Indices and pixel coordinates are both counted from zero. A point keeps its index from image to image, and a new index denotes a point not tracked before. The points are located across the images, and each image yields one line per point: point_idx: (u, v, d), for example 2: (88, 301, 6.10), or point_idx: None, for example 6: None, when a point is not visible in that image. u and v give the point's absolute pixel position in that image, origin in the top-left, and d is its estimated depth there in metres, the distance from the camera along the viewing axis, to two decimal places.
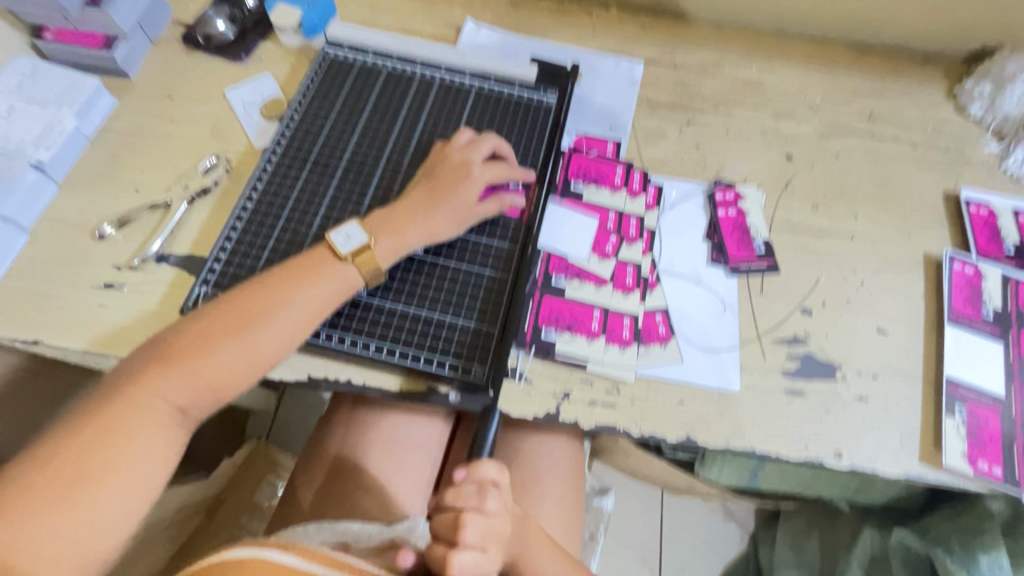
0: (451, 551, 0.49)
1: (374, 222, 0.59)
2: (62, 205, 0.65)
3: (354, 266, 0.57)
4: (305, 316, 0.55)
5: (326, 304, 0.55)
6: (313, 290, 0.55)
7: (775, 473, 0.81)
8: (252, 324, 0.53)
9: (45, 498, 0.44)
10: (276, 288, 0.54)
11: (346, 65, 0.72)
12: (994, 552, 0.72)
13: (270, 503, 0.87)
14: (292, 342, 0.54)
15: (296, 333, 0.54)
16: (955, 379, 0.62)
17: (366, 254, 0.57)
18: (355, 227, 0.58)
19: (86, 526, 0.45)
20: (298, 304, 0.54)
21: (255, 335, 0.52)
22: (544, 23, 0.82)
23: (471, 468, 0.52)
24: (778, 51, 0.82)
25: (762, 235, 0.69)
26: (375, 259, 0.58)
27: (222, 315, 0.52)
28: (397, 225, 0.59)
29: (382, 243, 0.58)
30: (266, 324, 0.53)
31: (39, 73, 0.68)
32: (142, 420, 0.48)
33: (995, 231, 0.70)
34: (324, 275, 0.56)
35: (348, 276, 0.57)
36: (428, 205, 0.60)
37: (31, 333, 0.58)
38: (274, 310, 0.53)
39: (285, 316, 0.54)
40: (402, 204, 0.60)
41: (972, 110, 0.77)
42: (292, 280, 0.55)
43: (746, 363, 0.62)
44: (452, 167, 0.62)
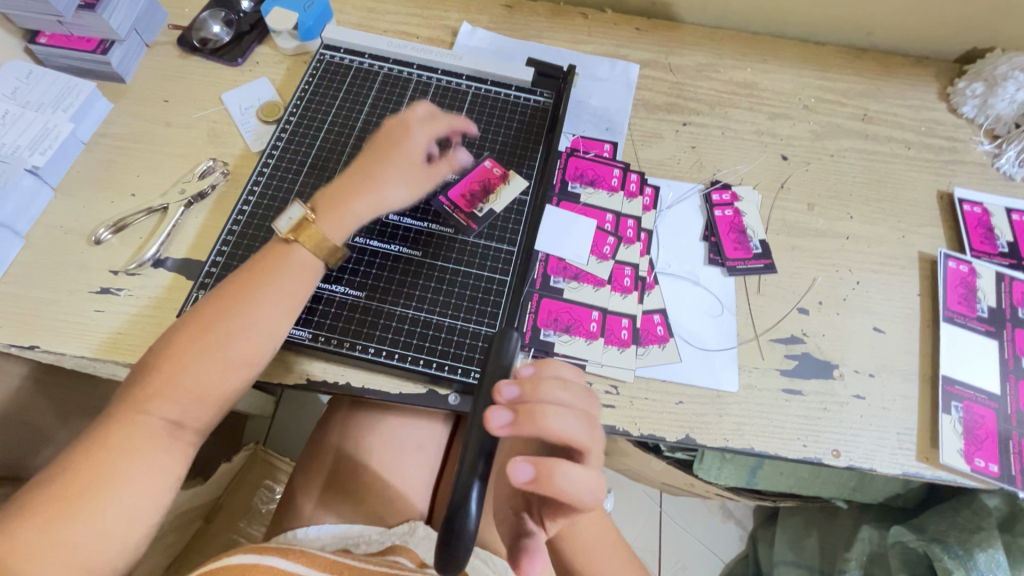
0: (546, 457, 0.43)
1: (318, 201, 0.60)
2: (58, 210, 0.65)
3: (298, 244, 0.57)
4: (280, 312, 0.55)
5: (295, 297, 0.56)
6: (283, 287, 0.55)
7: (774, 471, 0.81)
8: (223, 331, 0.53)
9: (50, 513, 0.45)
10: (245, 295, 0.54)
11: (343, 69, 0.72)
12: (991, 549, 0.70)
13: (269, 507, 0.91)
14: (271, 339, 0.54)
15: (269, 331, 0.54)
16: (951, 377, 0.62)
17: (307, 231, 0.57)
18: (296, 207, 0.59)
19: (89, 538, 0.46)
20: (271, 301, 0.54)
21: (228, 342, 0.53)
22: (540, 26, 0.82)
23: (540, 367, 0.49)
24: (772, 53, 0.83)
25: (758, 235, 0.69)
26: (318, 233, 0.58)
27: (191, 328, 0.53)
28: (338, 199, 0.59)
29: (323, 217, 0.59)
30: (240, 329, 0.53)
31: (35, 78, 0.67)
32: (135, 436, 0.49)
33: (989, 229, 0.71)
34: (284, 265, 0.56)
35: (296, 254, 0.57)
36: (368, 176, 0.60)
37: (27, 338, 0.58)
38: (245, 318, 0.53)
39: (256, 316, 0.54)
40: (345, 178, 0.61)
41: (965, 110, 0.78)
42: (255, 280, 0.55)
43: (744, 363, 0.63)
44: (395, 136, 0.62)
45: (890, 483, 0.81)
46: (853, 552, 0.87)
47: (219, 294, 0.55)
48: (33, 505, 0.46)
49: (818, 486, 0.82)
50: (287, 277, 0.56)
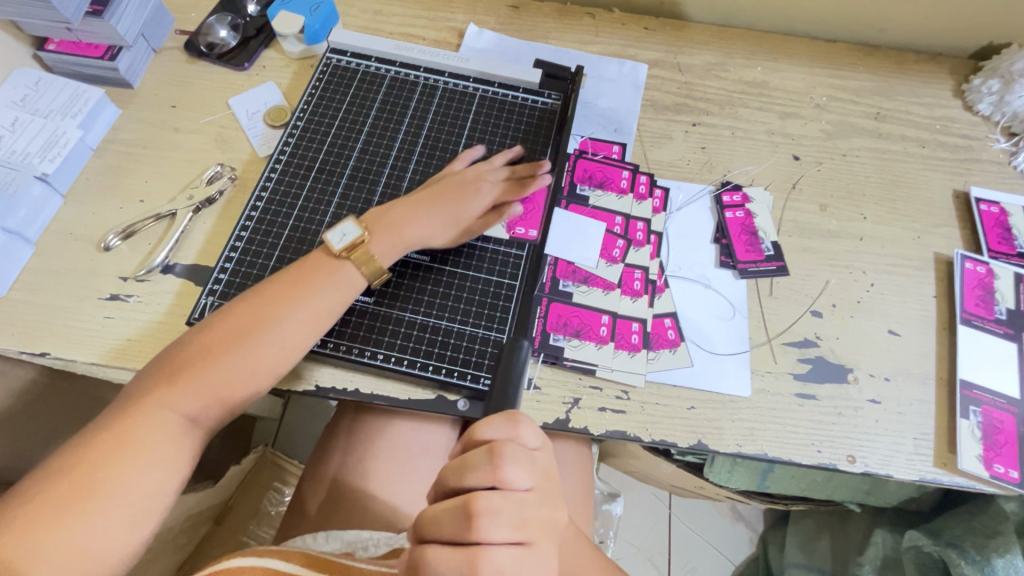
0: (473, 549, 0.39)
1: (371, 219, 0.59)
2: (67, 217, 0.65)
3: (350, 261, 0.57)
4: (311, 320, 0.54)
5: (328, 314, 0.55)
6: (318, 296, 0.55)
7: (785, 475, 0.80)
8: (252, 335, 0.52)
9: (52, 515, 0.44)
10: (278, 299, 0.54)
11: (350, 72, 0.72)
12: (1009, 554, 0.69)
13: (277, 509, 0.91)
14: (296, 347, 0.54)
15: (298, 341, 0.54)
16: (968, 381, 0.61)
17: (361, 250, 0.57)
18: (351, 225, 0.58)
19: (91, 540, 0.45)
20: (302, 309, 0.54)
21: (255, 346, 0.52)
22: (547, 26, 0.81)
23: (469, 434, 0.43)
24: (782, 51, 0.81)
25: (769, 236, 0.68)
26: (371, 254, 0.57)
27: (223, 327, 0.53)
28: (398, 225, 0.59)
29: (379, 239, 0.58)
30: (267, 330, 0.53)
31: (43, 85, 0.67)
32: (153, 432, 0.49)
33: (1006, 230, 0.69)
34: (327, 281, 0.56)
35: (345, 271, 0.56)
36: (427, 206, 0.60)
37: (38, 346, 0.58)
38: (273, 319, 0.53)
39: (290, 323, 0.54)
40: (404, 203, 0.61)
41: (980, 108, 0.77)
42: (293, 288, 0.55)
43: (756, 367, 0.62)
44: (465, 178, 0.62)
45: (904, 487, 0.79)
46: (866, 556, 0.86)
47: (250, 293, 0.55)
48: (46, 495, 0.45)
49: (831, 489, 0.81)
50: (327, 294, 0.55)
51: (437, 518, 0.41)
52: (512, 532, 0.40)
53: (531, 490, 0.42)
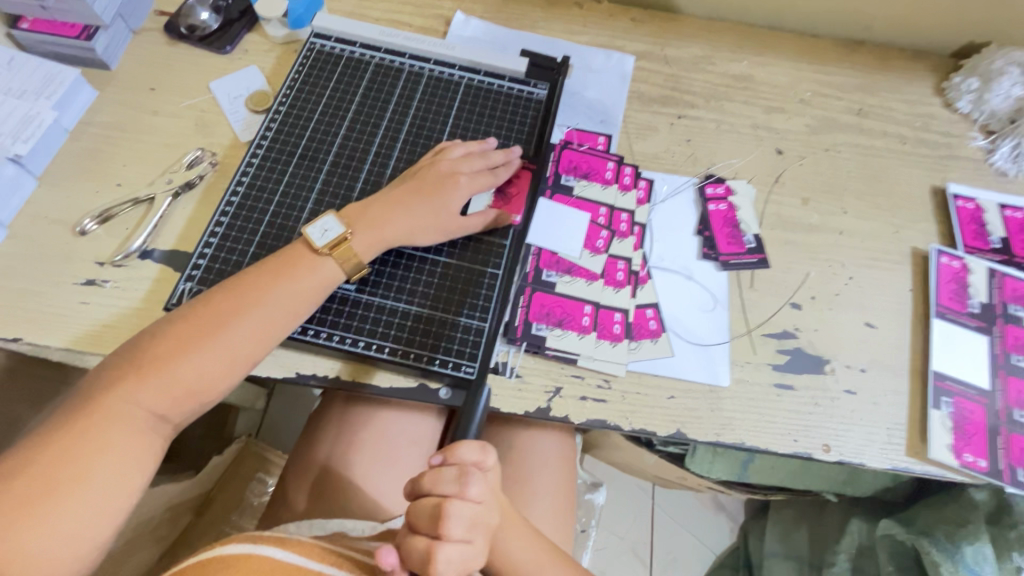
0: (435, 542, 0.44)
1: (350, 214, 0.59)
2: (41, 200, 0.64)
3: (332, 258, 0.56)
4: (287, 311, 0.54)
5: (306, 304, 0.55)
6: (295, 286, 0.54)
7: (765, 465, 0.82)
8: (227, 325, 0.52)
9: (19, 508, 0.43)
10: (253, 291, 0.53)
11: (333, 58, 0.71)
12: (977, 543, 0.71)
13: (260, 499, 0.90)
14: (271, 338, 0.54)
15: (273, 331, 0.54)
16: (941, 373, 0.62)
17: (343, 247, 0.57)
18: (332, 220, 0.58)
19: (60, 534, 0.44)
20: (279, 299, 0.54)
21: (228, 335, 0.52)
22: (534, 16, 0.81)
23: (448, 452, 0.47)
24: (768, 46, 0.82)
25: (751, 229, 0.69)
26: (353, 251, 0.57)
27: (194, 318, 0.52)
28: (377, 221, 0.58)
29: (360, 236, 0.58)
30: (242, 321, 0.52)
31: (17, 65, 0.66)
32: (119, 428, 0.48)
33: (982, 225, 0.70)
34: (305, 273, 0.55)
35: (325, 269, 0.56)
36: (405, 203, 0.59)
37: (11, 331, 0.57)
38: (248, 310, 0.53)
39: (267, 312, 0.53)
40: (380, 199, 0.60)
41: (959, 105, 0.78)
42: (269, 278, 0.54)
43: (736, 357, 0.63)
44: (440, 171, 0.62)
45: (880, 477, 0.82)
46: (842, 545, 0.89)
47: (224, 284, 0.54)
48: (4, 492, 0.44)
49: (810, 480, 0.83)
50: (305, 284, 0.55)
51: (411, 514, 0.46)
52: (468, 531, 0.45)
53: (485, 501, 0.47)
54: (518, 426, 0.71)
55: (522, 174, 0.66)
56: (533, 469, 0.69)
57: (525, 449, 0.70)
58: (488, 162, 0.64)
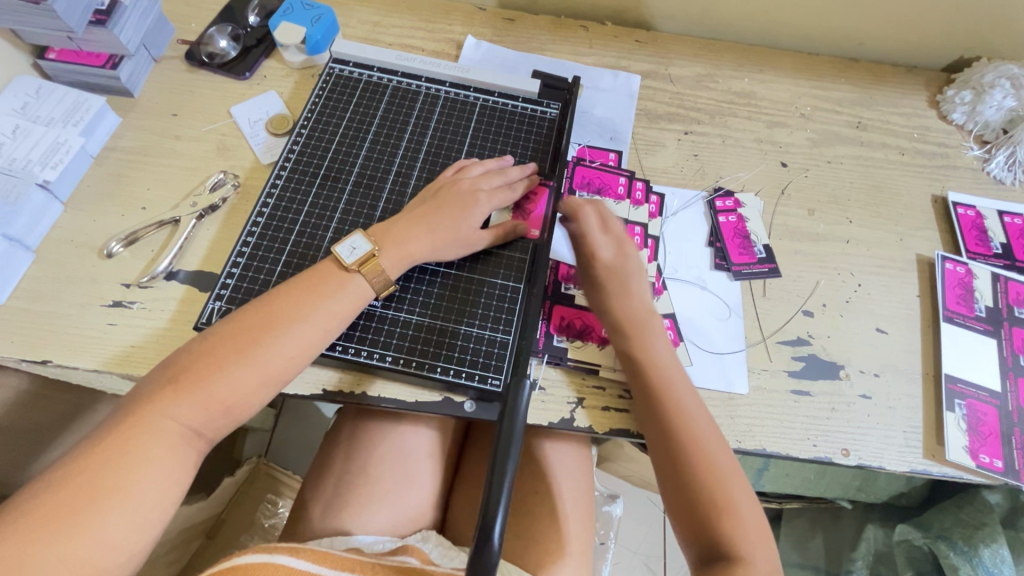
0: None
1: (376, 232, 0.60)
2: (68, 224, 0.65)
3: (361, 275, 0.57)
4: (321, 328, 0.55)
5: (340, 322, 0.56)
6: (328, 303, 0.56)
7: (779, 473, 0.85)
8: (263, 341, 0.53)
9: (53, 525, 0.43)
10: (287, 307, 0.55)
11: (352, 81, 0.73)
12: (994, 544, 0.72)
13: (270, 521, 0.91)
14: (304, 355, 0.55)
15: (308, 346, 0.55)
16: (953, 375, 0.64)
17: (371, 263, 0.58)
18: (360, 238, 0.59)
19: (95, 549, 0.44)
20: (313, 317, 0.55)
21: (264, 352, 0.53)
22: (542, 39, 0.84)
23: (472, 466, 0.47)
24: (768, 63, 0.85)
25: (761, 239, 0.71)
26: (381, 267, 0.58)
27: (230, 334, 0.53)
28: (403, 238, 0.60)
29: (388, 253, 0.59)
30: (278, 337, 0.53)
31: (44, 93, 0.67)
32: (154, 444, 0.49)
33: (983, 232, 0.73)
34: (338, 290, 0.56)
35: (356, 286, 0.57)
36: (431, 218, 0.61)
37: (40, 354, 0.58)
38: (282, 326, 0.54)
39: (301, 329, 0.54)
40: (404, 217, 0.62)
41: (954, 117, 0.81)
42: (303, 295, 0.55)
43: (752, 365, 0.64)
44: (460, 190, 0.63)
45: (894, 482, 0.83)
46: (859, 553, 0.90)
47: (256, 301, 0.56)
48: (39, 510, 0.44)
49: (824, 486, 0.85)
50: (337, 301, 0.56)
51: None
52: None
53: None
54: (622, 259, 0.62)
55: (541, 191, 0.68)
56: (643, 313, 0.60)
57: (657, 356, 0.58)
58: (506, 180, 0.65)
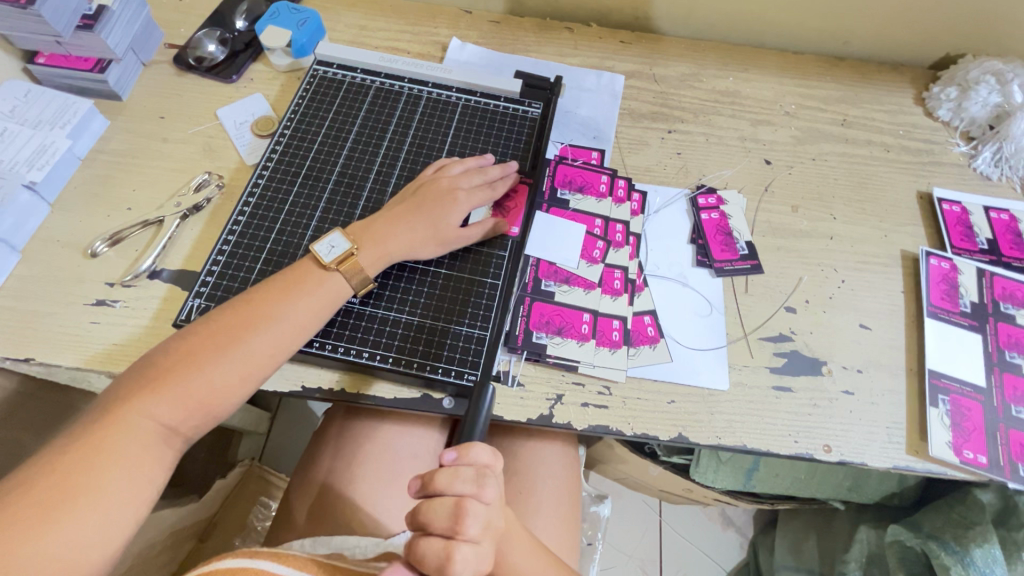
0: (451, 543, 0.46)
1: (355, 230, 0.61)
2: (54, 225, 0.66)
3: (340, 273, 0.58)
4: (296, 325, 0.55)
5: (314, 316, 0.56)
6: (303, 301, 0.56)
7: (770, 473, 0.84)
8: (239, 340, 0.53)
9: (27, 523, 0.44)
10: (263, 306, 0.55)
11: (336, 83, 0.74)
12: (986, 544, 0.71)
13: (263, 524, 0.91)
14: (281, 351, 0.55)
15: (284, 342, 0.55)
16: (937, 370, 0.63)
17: (350, 262, 0.58)
18: (338, 237, 0.60)
19: (70, 546, 0.44)
20: (288, 314, 0.55)
21: (240, 349, 0.53)
22: (527, 40, 0.85)
23: (462, 452, 0.49)
24: (753, 63, 0.85)
25: (744, 236, 0.71)
26: (360, 266, 0.59)
27: (207, 332, 0.53)
28: (382, 236, 0.60)
29: (366, 251, 0.60)
30: (253, 334, 0.54)
31: (33, 97, 0.68)
32: (131, 441, 0.49)
33: (968, 227, 0.72)
34: (313, 288, 0.57)
35: (334, 284, 0.58)
36: (408, 216, 0.62)
37: (23, 352, 0.58)
38: (258, 323, 0.54)
39: (277, 326, 0.55)
40: (385, 215, 0.62)
41: (939, 114, 0.81)
42: (279, 293, 0.56)
43: (733, 361, 0.63)
44: (440, 188, 0.64)
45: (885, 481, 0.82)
46: (852, 554, 0.88)
47: (233, 300, 0.56)
48: (12, 508, 0.44)
49: (815, 487, 0.84)
50: (313, 298, 0.56)
51: (422, 513, 0.47)
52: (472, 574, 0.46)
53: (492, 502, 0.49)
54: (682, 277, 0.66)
55: (522, 189, 0.68)
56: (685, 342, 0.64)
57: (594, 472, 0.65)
58: (487, 178, 0.66)
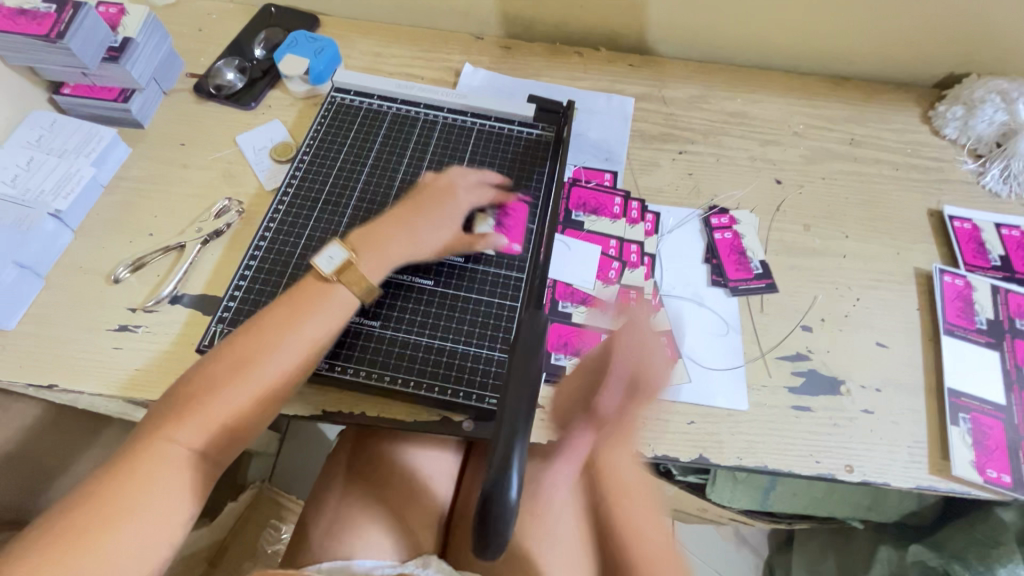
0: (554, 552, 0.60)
1: (353, 240, 0.61)
2: (77, 252, 0.67)
3: (342, 284, 0.58)
4: (312, 341, 0.56)
5: (330, 331, 0.57)
6: (315, 316, 0.56)
7: (787, 492, 0.83)
8: (256, 359, 0.54)
9: (58, 554, 0.44)
10: (277, 325, 0.55)
11: (353, 110, 0.76)
12: (1012, 565, 0.70)
13: (275, 548, 0.90)
14: (299, 368, 0.55)
15: (301, 359, 0.55)
16: (956, 388, 0.63)
17: (350, 270, 0.59)
18: (336, 248, 0.60)
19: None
20: (303, 330, 0.56)
21: (258, 369, 0.53)
22: (538, 65, 0.86)
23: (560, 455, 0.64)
24: (760, 84, 0.87)
25: (757, 255, 0.72)
26: (362, 275, 0.59)
27: (224, 356, 0.54)
28: (381, 242, 0.61)
29: (367, 259, 0.60)
30: (270, 352, 0.54)
31: (58, 127, 0.70)
32: (160, 468, 0.49)
33: (980, 244, 0.73)
34: (323, 302, 0.57)
35: (338, 294, 0.58)
36: (408, 218, 0.63)
37: (47, 378, 0.59)
38: (273, 343, 0.54)
39: (293, 343, 0.55)
40: (383, 220, 0.63)
41: (946, 132, 0.82)
42: (290, 310, 0.56)
43: (751, 381, 0.64)
44: (437, 191, 0.66)
45: (905, 499, 0.81)
46: (872, 573, 0.88)
47: (247, 324, 0.56)
48: (46, 539, 0.44)
49: (834, 506, 0.83)
50: (323, 312, 0.57)
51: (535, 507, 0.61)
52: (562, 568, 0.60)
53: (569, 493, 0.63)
54: None
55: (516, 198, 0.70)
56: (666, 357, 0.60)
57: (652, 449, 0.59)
58: (481, 180, 0.69)
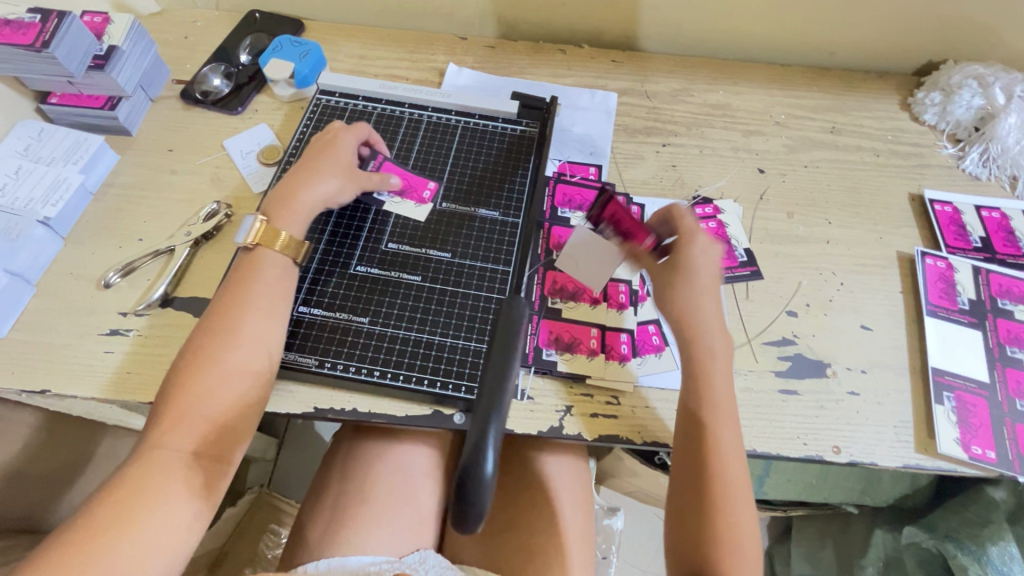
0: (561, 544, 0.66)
1: (265, 210, 0.63)
2: (67, 258, 0.67)
3: (262, 246, 0.60)
4: (271, 314, 0.57)
5: (280, 300, 0.58)
6: (264, 289, 0.58)
7: (782, 479, 0.84)
8: (222, 346, 0.54)
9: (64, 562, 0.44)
10: (231, 308, 0.56)
11: (339, 111, 0.77)
12: (1002, 542, 0.72)
13: (274, 552, 0.90)
14: (267, 345, 0.56)
15: (265, 334, 0.56)
16: (940, 368, 0.64)
17: (262, 231, 0.60)
18: (247, 218, 0.61)
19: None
20: (258, 306, 0.57)
21: (226, 355, 0.54)
22: (521, 62, 0.87)
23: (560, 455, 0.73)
24: (742, 76, 0.88)
25: (742, 243, 0.72)
26: (273, 230, 0.60)
27: (191, 352, 0.54)
28: (289, 199, 0.63)
29: (280, 218, 0.61)
30: (233, 337, 0.55)
31: (46, 136, 0.71)
32: (156, 472, 0.49)
33: (961, 227, 0.74)
34: (264, 273, 0.59)
35: (261, 254, 0.60)
36: (306, 171, 0.64)
37: (39, 383, 0.59)
38: (234, 328, 0.55)
39: (252, 320, 0.56)
40: (287, 181, 0.64)
41: (926, 118, 0.83)
42: (238, 291, 0.57)
43: (738, 367, 0.64)
44: (321, 141, 0.67)
45: (897, 482, 0.82)
46: (869, 557, 0.88)
47: (203, 319, 0.57)
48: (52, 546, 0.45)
49: (828, 492, 0.84)
50: (268, 282, 0.58)
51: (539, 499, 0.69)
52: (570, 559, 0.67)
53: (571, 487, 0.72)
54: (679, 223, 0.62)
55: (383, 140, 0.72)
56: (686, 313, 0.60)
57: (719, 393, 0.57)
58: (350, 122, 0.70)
